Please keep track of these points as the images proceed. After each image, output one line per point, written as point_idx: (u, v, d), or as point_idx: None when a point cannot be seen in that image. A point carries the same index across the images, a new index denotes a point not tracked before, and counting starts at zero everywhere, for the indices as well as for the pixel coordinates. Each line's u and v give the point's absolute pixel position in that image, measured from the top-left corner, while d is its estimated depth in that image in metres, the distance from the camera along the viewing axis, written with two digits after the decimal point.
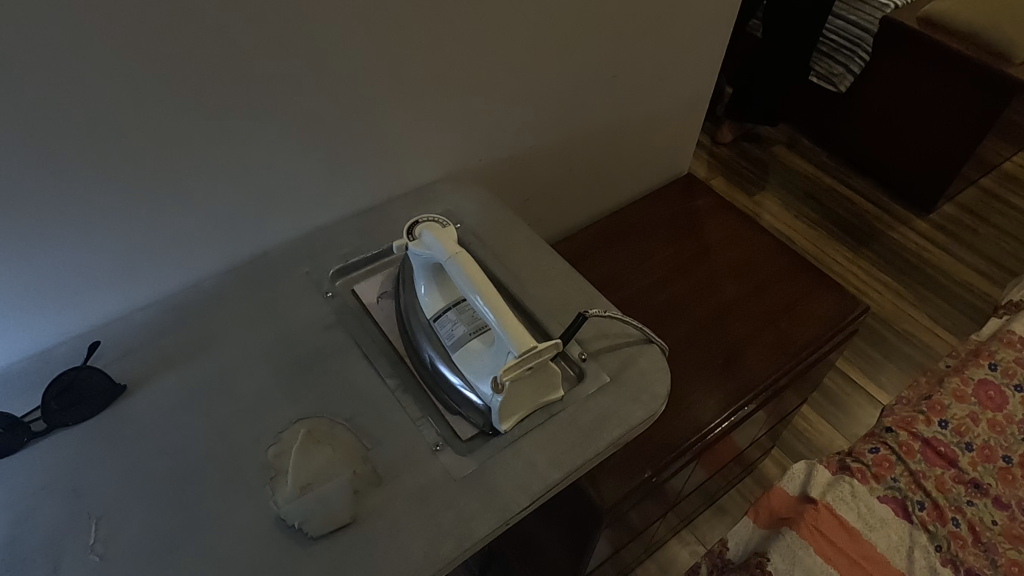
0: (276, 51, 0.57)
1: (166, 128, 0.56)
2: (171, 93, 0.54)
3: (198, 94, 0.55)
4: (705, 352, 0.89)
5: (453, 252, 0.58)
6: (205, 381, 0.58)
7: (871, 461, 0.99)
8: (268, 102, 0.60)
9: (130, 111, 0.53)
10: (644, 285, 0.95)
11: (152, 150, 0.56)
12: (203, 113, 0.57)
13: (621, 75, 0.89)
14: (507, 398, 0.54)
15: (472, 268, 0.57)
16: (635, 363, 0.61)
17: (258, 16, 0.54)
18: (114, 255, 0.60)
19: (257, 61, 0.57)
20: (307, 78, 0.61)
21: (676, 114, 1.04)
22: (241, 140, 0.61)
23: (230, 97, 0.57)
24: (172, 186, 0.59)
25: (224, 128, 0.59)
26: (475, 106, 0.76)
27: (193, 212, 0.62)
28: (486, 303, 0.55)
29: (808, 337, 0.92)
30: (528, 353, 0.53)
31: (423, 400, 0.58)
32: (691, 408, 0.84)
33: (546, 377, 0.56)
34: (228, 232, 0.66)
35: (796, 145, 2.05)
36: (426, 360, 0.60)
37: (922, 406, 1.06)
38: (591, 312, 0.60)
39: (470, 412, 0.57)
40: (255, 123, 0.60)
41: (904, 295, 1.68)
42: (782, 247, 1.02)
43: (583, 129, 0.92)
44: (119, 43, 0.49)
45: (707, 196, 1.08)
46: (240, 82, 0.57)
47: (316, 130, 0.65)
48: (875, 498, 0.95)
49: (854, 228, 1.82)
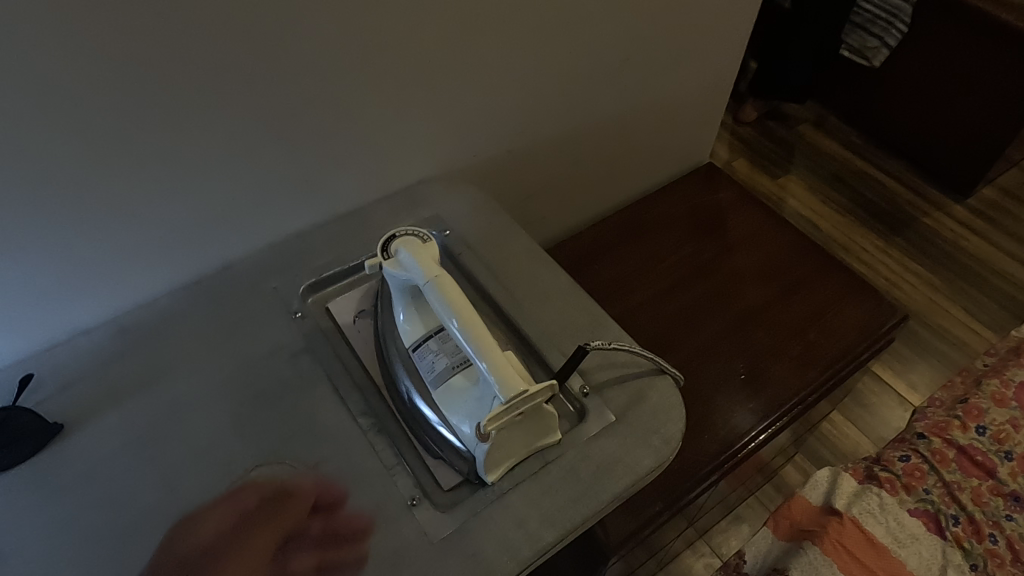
0: (228, 41, 0.49)
1: (101, 125, 0.48)
2: (103, 81, 0.46)
3: (136, 85, 0.48)
4: (724, 366, 0.80)
5: (434, 274, 0.50)
6: (154, 417, 0.52)
7: (901, 471, 0.91)
8: (223, 92, 0.52)
9: (55, 113, 0.46)
10: (657, 290, 0.87)
11: (87, 155, 0.49)
12: (144, 107, 0.49)
13: (635, 57, 0.79)
14: (494, 448, 0.47)
15: (453, 295, 0.49)
16: (645, 400, 0.53)
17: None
18: (49, 273, 0.53)
19: (205, 53, 0.49)
20: (268, 65, 0.53)
21: (697, 98, 0.94)
22: (193, 138, 0.53)
23: (175, 87, 0.49)
24: (115, 194, 0.52)
25: (168, 123, 0.51)
26: (468, 97, 0.68)
27: (140, 222, 0.55)
28: (470, 338, 0.47)
29: (839, 349, 0.83)
30: (517, 398, 0.45)
31: (400, 443, 0.51)
32: (708, 430, 0.76)
33: (541, 423, 0.48)
34: (185, 243, 0.59)
35: (824, 124, 1.92)
36: (405, 395, 0.52)
37: (957, 410, 0.96)
38: (594, 343, 0.52)
39: (453, 457, 0.50)
40: (209, 118, 0.53)
41: (937, 287, 1.57)
42: (812, 246, 0.92)
43: (592, 118, 0.83)
44: (33, 35, 0.42)
45: (729, 189, 0.98)
46: (187, 77, 0.49)
47: (282, 123, 0.57)
48: (905, 511, 0.87)
49: (885, 214, 1.71)
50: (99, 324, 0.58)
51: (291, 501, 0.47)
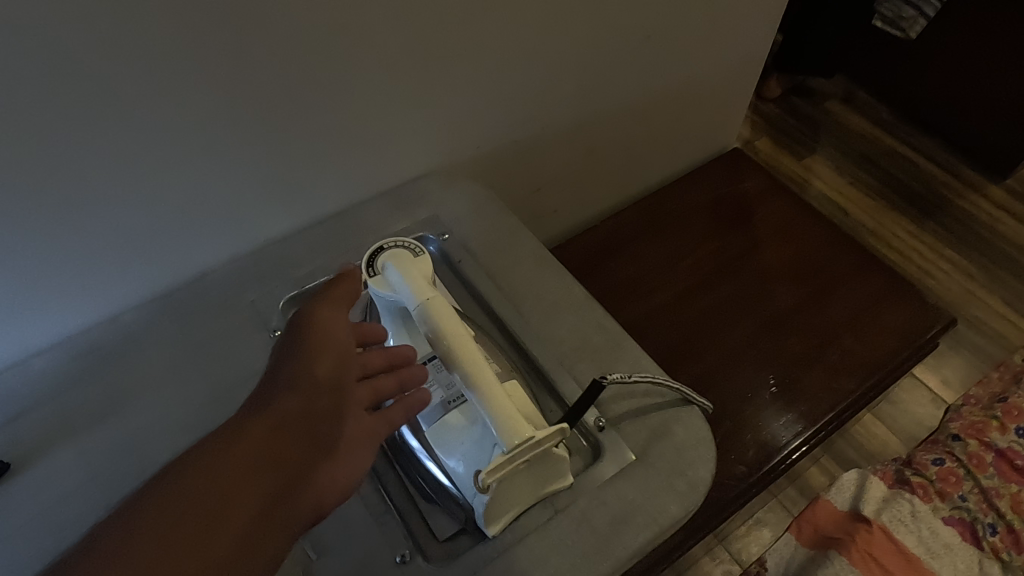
0: (183, 21, 0.42)
1: (29, 121, 0.41)
2: (37, 71, 0.40)
3: (76, 74, 0.41)
4: (752, 377, 0.73)
5: (426, 296, 0.44)
6: (112, 454, 0.46)
7: (939, 478, 0.98)
8: (180, 80, 0.45)
9: None
10: (678, 291, 0.79)
11: (25, 158, 0.43)
12: (82, 98, 0.42)
13: (657, 34, 0.71)
14: (497, 498, 0.41)
15: (446, 320, 0.43)
16: (670, 436, 0.47)
17: None
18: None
19: (156, 35, 0.42)
20: (233, 47, 0.45)
21: (723, 78, 0.86)
22: (151, 133, 0.46)
23: (120, 75, 0.42)
24: (59, 204, 0.46)
25: (113, 115, 0.44)
26: (469, 82, 0.61)
27: (95, 232, 0.49)
28: (466, 372, 0.41)
29: (878, 357, 0.75)
30: (521, 447, 0.39)
31: (391, 486, 0.45)
32: (733, 449, 0.69)
33: (551, 467, 0.42)
34: (149, 253, 0.53)
35: (853, 99, 1.81)
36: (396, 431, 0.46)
37: (998, 411, 1.04)
38: (610, 376, 0.45)
39: (451, 501, 0.44)
40: (163, 111, 0.46)
41: (973, 275, 1.49)
42: (847, 242, 0.84)
43: (609, 103, 0.75)
44: None
45: (757, 176, 0.91)
46: (137, 64, 0.43)
47: (253, 113, 0.50)
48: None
49: (918, 196, 1.61)
50: (56, 346, 0.52)
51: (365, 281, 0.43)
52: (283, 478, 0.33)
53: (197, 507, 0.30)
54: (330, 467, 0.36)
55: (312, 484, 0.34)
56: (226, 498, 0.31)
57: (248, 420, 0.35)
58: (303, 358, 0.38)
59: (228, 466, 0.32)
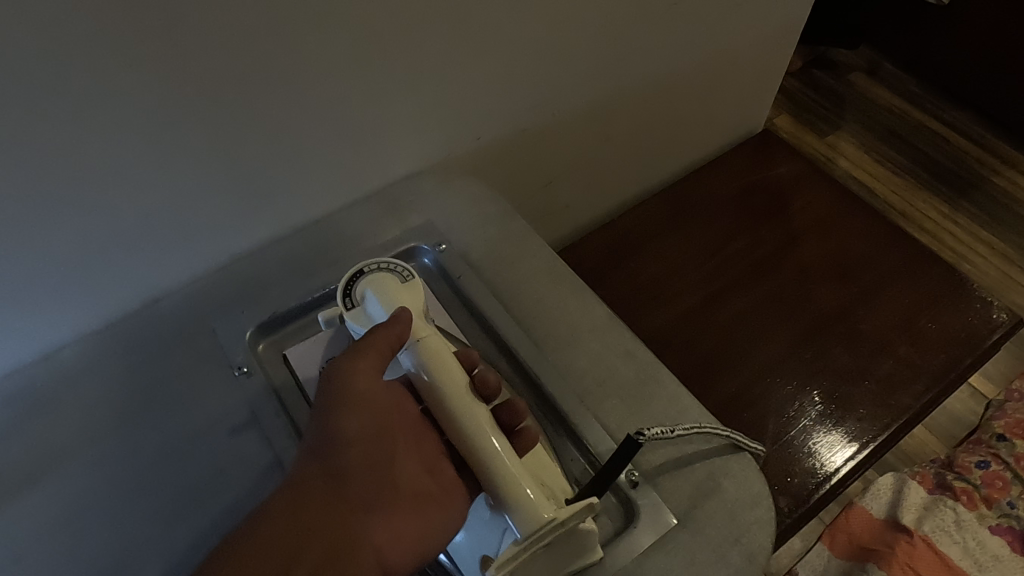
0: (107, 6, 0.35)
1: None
2: None
3: None
4: (793, 393, 0.65)
5: (418, 336, 0.41)
6: (60, 518, 0.41)
7: (981, 481, 1.03)
8: (105, 64, 0.36)
9: None
10: (708, 293, 0.71)
11: None
12: None
13: (686, 3, 0.62)
14: None
15: (444, 364, 0.39)
16: (719, 492, 0.39)
17: None
18: None
19: (74, 26, 0.34)
20: (174, 21, 0.37)
21: (755, 56, 0.77)
22: (85, 145, 0.39)
23: (25, 58, 0.34)
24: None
25: (32, 125, 0.37)
26: (471, 67, 0.52)
27: (23, 261, 0.41)
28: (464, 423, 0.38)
29: (936, 367, 0.67)
30: (543, 531, 0.34)
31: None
32: (775, 481, 0.60)
33: (579, 555, 0.36)
34: (95, 281, 0.46)
35: (878, 71, 1.70)
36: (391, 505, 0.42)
37: None
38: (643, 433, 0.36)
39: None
40: (96, 118, 0.38)
41: (1011, 258, 1.39)
42: (898, 232, 0.75)
43: (631, 85, 0.66)
44: None
45: (790, 161, 0.82)
46: (54, 62, 0.35)
47: (208, 103, 0.41)
48: (985, 528, 0.99)
49: (950, 174, 1.51)
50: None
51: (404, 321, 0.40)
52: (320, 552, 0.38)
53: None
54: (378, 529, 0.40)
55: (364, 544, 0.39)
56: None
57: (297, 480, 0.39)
58: (338, 421, 0.40)
59: (267, 549, 0.36)
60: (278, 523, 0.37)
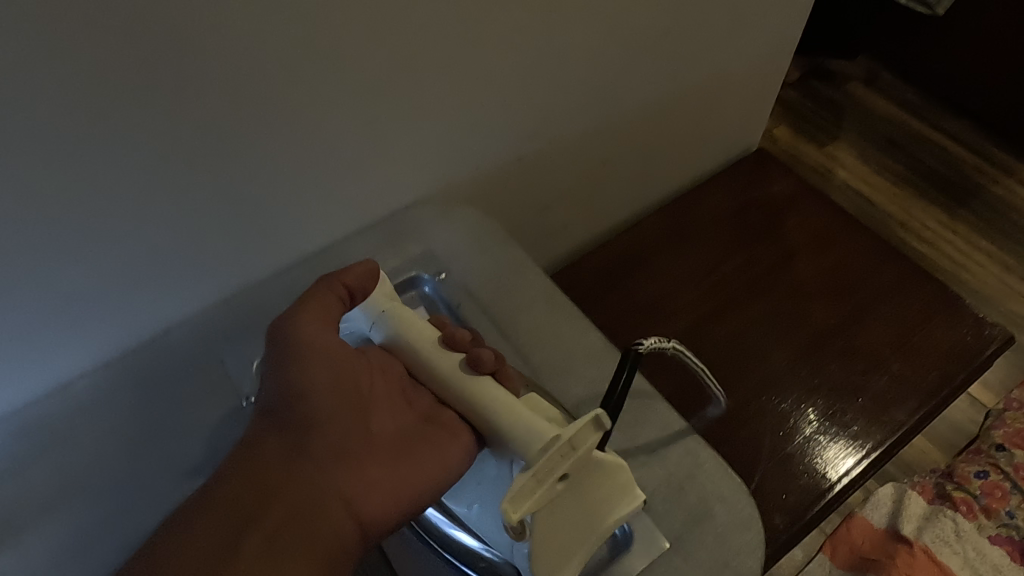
0: (119, 65, 0.37)
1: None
2: None
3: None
4: (788, 411, 0.66)
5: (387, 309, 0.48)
6: (76, 538, 0.45)
7: (981, 492, 1.04)
8: (114, 120, 0.39)
9: None
10: (704, 311, 0.72)
11: None
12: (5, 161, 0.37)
13: (675, 32, 0.64)
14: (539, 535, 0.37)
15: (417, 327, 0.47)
16: (709, 515, 0.42)
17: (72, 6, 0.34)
18: None
19: (88, 86, 0.37)
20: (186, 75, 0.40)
21: (747, 80, 0.79)
22: (100, 193, 0.41)
23: (41, 116, 0.37)
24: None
25: (50, 177, 0.39)
26: (468, 101, 0.54)
27: (40, 302, 0.44)
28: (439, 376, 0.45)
29: (929, 383, 0.68)
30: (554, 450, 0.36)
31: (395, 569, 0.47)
32: (770, 498, 0.62)
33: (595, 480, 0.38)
34: (107, 318, 0.48)
35: (877, 81, 1.72)
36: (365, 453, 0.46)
37: None
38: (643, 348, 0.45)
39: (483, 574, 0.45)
40: (110, 167, 0.41)
41: (1010, 267, 1.40)
42: (891, 250, 0.77)
43: (624, 111, 0.68)
44: None
45: (785, 179, 0.83)
46: (70, 119, 0.37)
47: (215, 148, 0.44)
48: (985, 538, 0.99)
49: (949, 183, 1.52)
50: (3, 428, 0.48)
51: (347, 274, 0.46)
52: (293, 499, 0.43)
53: (214, 541, 0.41)
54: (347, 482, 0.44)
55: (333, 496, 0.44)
56: (239, 532, 0.42)
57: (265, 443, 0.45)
58: (291, 381, 0.45)
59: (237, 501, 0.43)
60: (245, 481, 0.43)
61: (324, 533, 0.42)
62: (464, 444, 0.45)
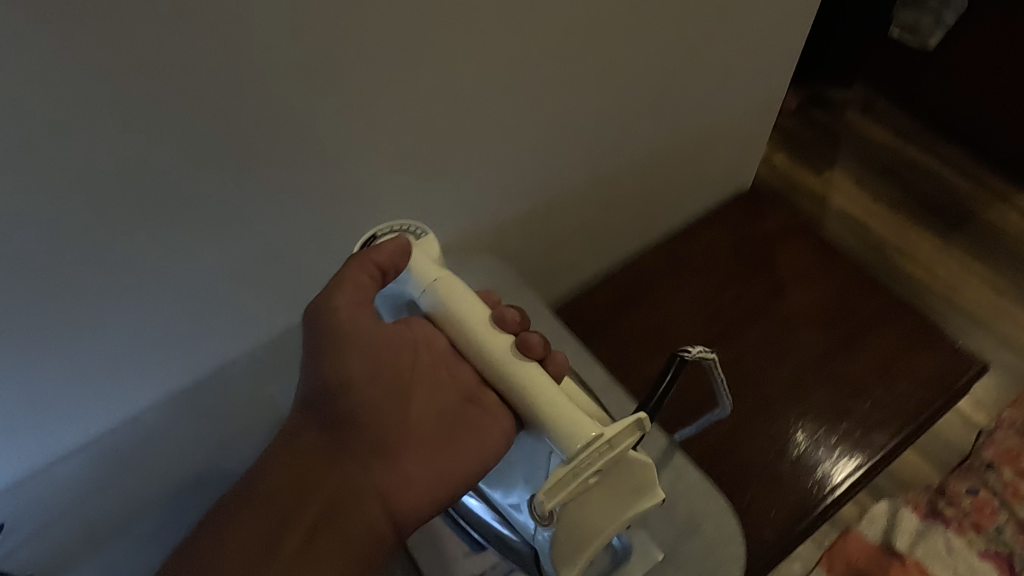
0: (203, 155, 0.46)
1: (29, 293, 0.45)
2: (76, 214, 0.43)
3: (103, 218, 0.45)
4: (778, 434, 0.72)
5: (434, 277, 0.51)
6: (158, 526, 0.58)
7: (971, 508, 1.08)
8: (185, 214, 0.48)
9: (30, 251, 0.43)
10: (701, 341, 0.78)
11: (64, 291, 0.47)
12: (114, 239, 0.46)
13: (669, 91, 0.71)
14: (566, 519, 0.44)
15: (462, 302, 0.50)
16: (699, 531, 0.48)
17: (171, 109, 0.42)
18: (31, 408, 0.52)
19: (179, 172, 0.45)
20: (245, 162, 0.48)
21: (740, 125, 0.85)
22: (180, 259, 0.50)
23: (139, 206, 0.46)
24: (63, 347, 0.50)
25: (145, 249, 0.48)
26: (482, 157, 0.61)
27: (124, 347, 0.53)
28: (479, 345, 0.49)
29: (909, 409, 0.74)
30: (592, 450, 0.42)
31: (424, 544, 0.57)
32: (760, 515, 0.67)
33: (628, 482, 0.44)
34: (174, 357, 0.57)
35: (873, 109, 1.78)
36: (404, 445, 0.54)
37: None
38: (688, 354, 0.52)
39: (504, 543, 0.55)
40: (191, 237, 0.50)
41: (1002, 289, 1.45)
42: (875, 283, 0.82)
43: (624, 160, 0.75)
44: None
45: (777, 216, 0.89)
46: (164, 202, 0.46)
47: (262, 220, 0.53)
48: (974, 553, 1.04)
49: (944, 209, 1.58)
50: (80, 450, 0.58)
51: (380, 251, 0.49)
52: (335, 488, 0.53)
53: (261, 523, 0.50)
54: (383, 473, 0.53)
55: (369, 488, 0.53)
56: (289, 512, 0.51)
57: (310, 425, 0.54)
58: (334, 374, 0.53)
59: (283, 477, 0.52)
60: (287, 463, 0.53)
61: (359, 523, 0.52)
62: (503, 428, 0.54)
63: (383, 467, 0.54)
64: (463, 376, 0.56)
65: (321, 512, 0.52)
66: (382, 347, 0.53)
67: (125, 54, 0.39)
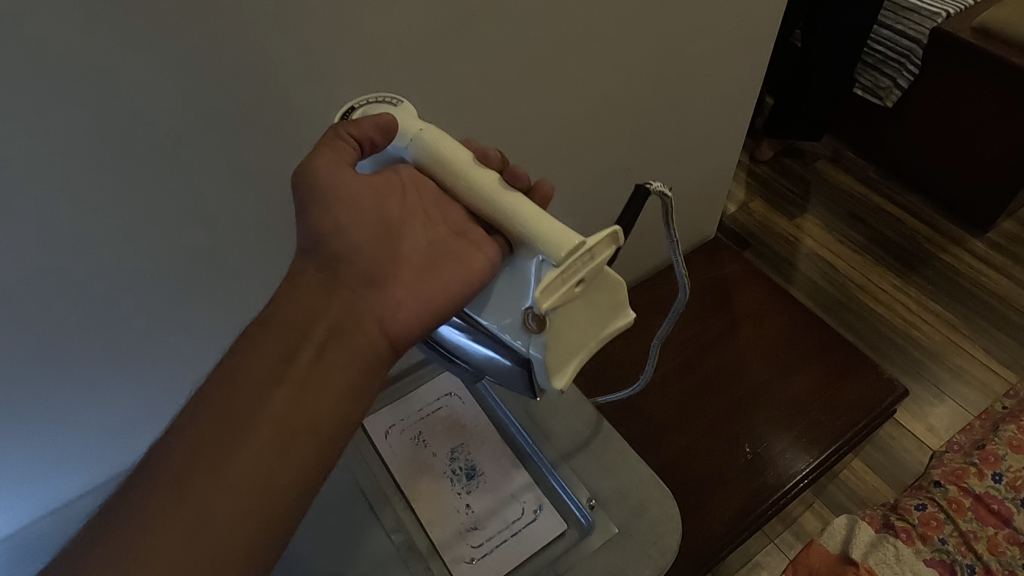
0: (278, 224, 0.65)
1: (145, 332, 0.64)
2: (190, 268, 0.62)
3: (206, 272, 0.64)
4: (730, 445, 0.86)
5: (418, 128, 0.51)
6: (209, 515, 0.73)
7: (918, 521, 1.04)
8: (258, 271, 0.67)
9: (156, 291, 0.61)
10: (668, 369, 0.93)
11: (165, 322, 0.65)
12: (212, 287, 0.65)
13: (631, 157, 0.90)
14: (553, 333, 0.45)
15: (448, 145, 0.50)
16: (647, 509, 0.62)
17: (257, 193, 0.61)
18: (135, 408, 0.70)
19: (260, 232, 0.64)
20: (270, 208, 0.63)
21: (696, 183, 1.04)
22: (251, 302, 0.69)
23: (231, 263, 0.65)
24: (167, 364, 0.68)
25: (232, 293, 0.67)
26: None
27: (203, 368, 0.72)
28: (468, 183, 0.49)
29: (840, 427, 0.88)
30: (573, 253, 0.43)
31: (434, 525, 0.62)
32: (713, 512, 0.81)
33: (601, 289, 0.46)
34: None
35: (841, 159, 1.95)
36: (403, 281, 0.51)
37: (974, 458, 1.09)
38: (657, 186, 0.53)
39: (498, 369, 0.52)
40: (260, 290, 0.69)
41: (955, 324, 1.60)
42: (815, 320, 0.97)
43: (597, 211, 0.93)
44: (143, 249, 0.58)
45: (735, 262, 1.05)
46: (242, 257, 0.65)
47: (277, 260, 0.68)
48: (920, 561, 1.00)
49: (904, 252, 1.73)
50: (116, 446, 0.71)
51: (356, 123, 0.49)
52: (332, 316, 0.49)
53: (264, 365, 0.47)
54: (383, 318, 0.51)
55: (365, 318, 0.50)
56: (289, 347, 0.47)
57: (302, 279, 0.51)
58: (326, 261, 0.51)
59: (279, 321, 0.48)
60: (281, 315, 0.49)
61: (359, 341, 0.49)
62: (487, 256, 0.50)
63: (374, 294, 0.51)
64: (453, 211, 0.52)
65: (325, 335, 0.48)
66: (376, 238, 0.52)
67: (222, 177, 0.58)
